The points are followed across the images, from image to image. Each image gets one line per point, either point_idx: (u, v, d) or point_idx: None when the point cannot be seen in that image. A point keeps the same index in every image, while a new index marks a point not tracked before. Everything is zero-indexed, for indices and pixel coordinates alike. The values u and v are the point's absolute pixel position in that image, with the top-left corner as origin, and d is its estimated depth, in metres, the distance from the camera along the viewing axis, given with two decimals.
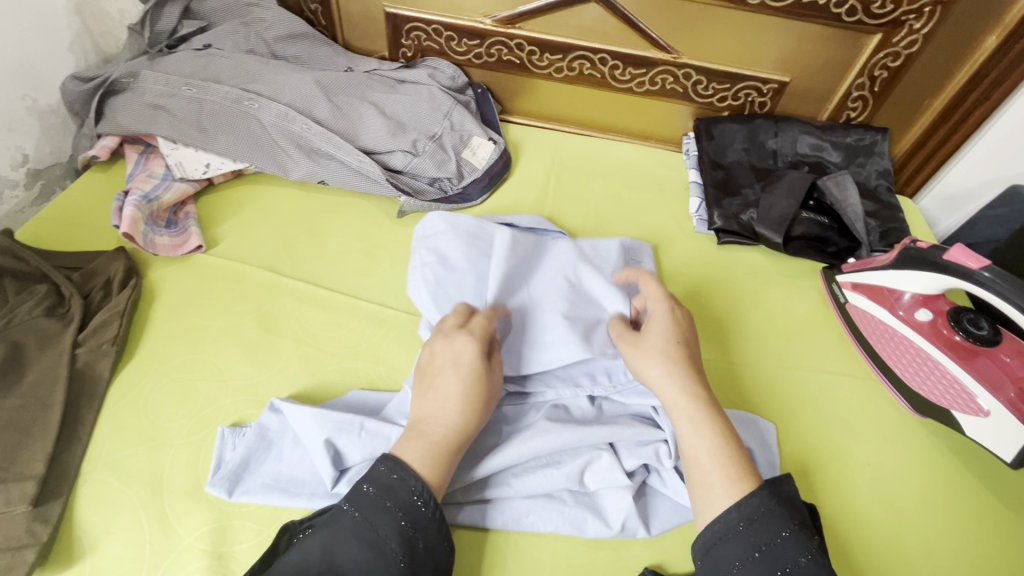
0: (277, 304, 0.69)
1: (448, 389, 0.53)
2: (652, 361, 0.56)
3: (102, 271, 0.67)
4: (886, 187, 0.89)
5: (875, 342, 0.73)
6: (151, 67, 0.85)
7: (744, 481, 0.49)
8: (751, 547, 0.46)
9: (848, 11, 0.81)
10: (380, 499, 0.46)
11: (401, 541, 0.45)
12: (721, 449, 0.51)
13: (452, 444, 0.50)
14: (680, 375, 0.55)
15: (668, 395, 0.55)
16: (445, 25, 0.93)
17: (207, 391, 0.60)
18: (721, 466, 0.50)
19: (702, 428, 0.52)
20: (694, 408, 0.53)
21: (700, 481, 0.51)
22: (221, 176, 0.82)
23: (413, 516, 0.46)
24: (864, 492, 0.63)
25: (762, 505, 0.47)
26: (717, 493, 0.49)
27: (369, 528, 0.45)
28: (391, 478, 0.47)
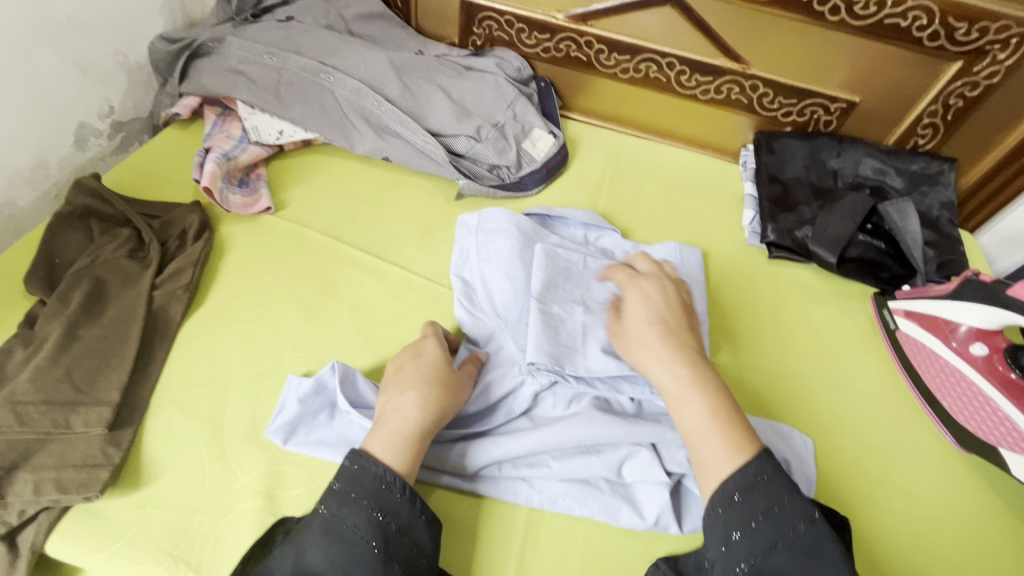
0: (338, 270, 0.72)
1: (409, 378, 0.57)
2: (642, 347, 0.57)
3: (178, 221, 0.71)
4: (948, 219, 0.87)
5: (924, 371, 0.72)
6: (236, 33, 0.88)
7: (739, 454, 0.49)
8: (748, 518, 0.46)
9: (930, 35, 0.79)
10: (343, 492, 0.48)
11: (371, 527, 0.47)
12: (714, 424, 0.51)
13: (414, 434, 0.53)
14: (671, 359, 0.55)
15: (659, 380, 0.55)
16: (518, 17, 0.94)
17: (269, 344, 0.63)
18: (716, 442, 0.50)
19: (693, 400, 0.52)
20: (680, 387, 0.53)
21: (697, 458, 0.51)
22: (292, 144, 0.86)
23: (380, 502, 0.48)
24: (900, 521, 0.62)
25: (751, 478, 0.48)
26: (712, 468, 0.49)
27: (336, 522, 0.47)
28: (354, 469, 0.50)
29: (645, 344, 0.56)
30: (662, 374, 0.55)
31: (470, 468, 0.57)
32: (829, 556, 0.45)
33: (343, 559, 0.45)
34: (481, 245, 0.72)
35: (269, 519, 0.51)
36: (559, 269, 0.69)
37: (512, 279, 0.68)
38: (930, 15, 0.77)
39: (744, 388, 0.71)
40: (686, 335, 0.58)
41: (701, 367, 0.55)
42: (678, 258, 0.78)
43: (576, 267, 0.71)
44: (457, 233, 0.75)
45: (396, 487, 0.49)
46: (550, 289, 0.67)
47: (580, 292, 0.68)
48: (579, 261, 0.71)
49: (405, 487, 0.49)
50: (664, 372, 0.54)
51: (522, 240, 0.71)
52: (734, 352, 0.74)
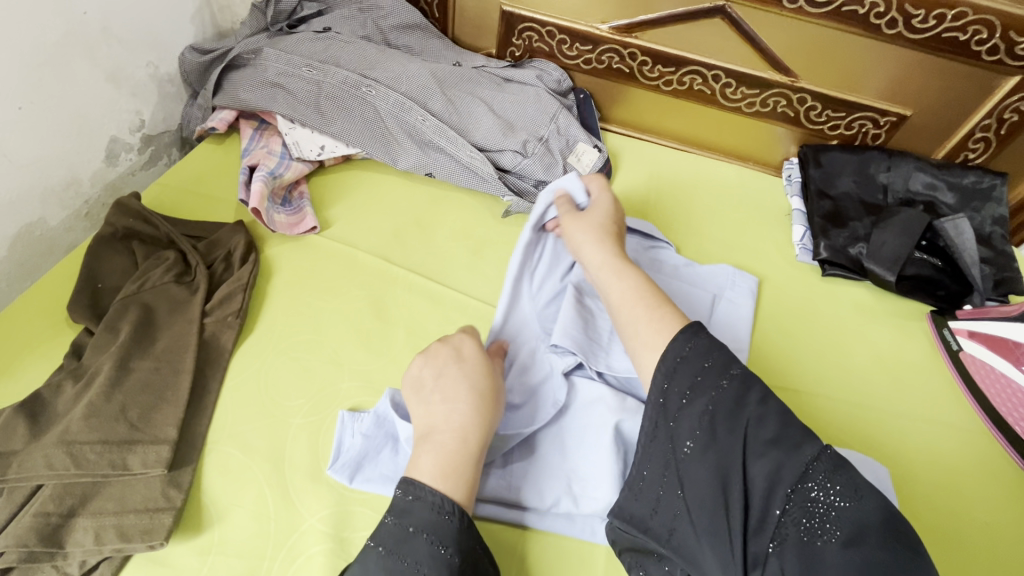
0: (389, 293, 0.69)
1: (456, 390, 0.52)
2: (583, 230, 0.62)
3: (223, 242, 0.68)
4: (1001, 235, 0.86)
5: (992, 394, 0.70)
6: (272, 44, 0.85)
7: (664, 318, 0.52)
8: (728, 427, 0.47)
9: (989, 50, 0.78)
10: (399, 528, 0.45)
11: (434, 562, 0.44)
12: (639, 291, 0.55)
13: (468, 453, 0.50)
14: (607, 245, 0.60)
15: (593, 256, 0.60)
16: (561, 28, 0.92)
17: (325, 373, 0.61)
18: (642, 307, 0.54)
19: (623, 275, 0.57)
20: (613, 263, 0.58)
21: (629, 326, 0.54)
22: (332, 159, 0.83)
23: (440, 534, 0.45)
24: (980, 551, 0.60)
25: (679, 352, 0.48)
26: (643, 332, 0.52)
27: (396, 561, 0.44)
28: (407, 500, 0.47)
29: (581, 231, 0.61)
30: (597, 252, 0.59)
31: (545, 504, 0.55)
32: (747, 415, 0.44)
33: None
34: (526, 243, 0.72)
35: (340, 564, 0.48)
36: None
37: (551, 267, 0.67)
38: (991, 29, 0.76)
39: (809, 413, 0.69)
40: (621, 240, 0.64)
41: (625, 254, 0.60)
42: (730, 282, 0.76)
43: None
44: None
45: (450, 517, 0.46)
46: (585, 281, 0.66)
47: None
48: None
49: (460, 518, 0.47)
50: (596, 250, 0.60)
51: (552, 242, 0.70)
52: (797, 376, 0.72)
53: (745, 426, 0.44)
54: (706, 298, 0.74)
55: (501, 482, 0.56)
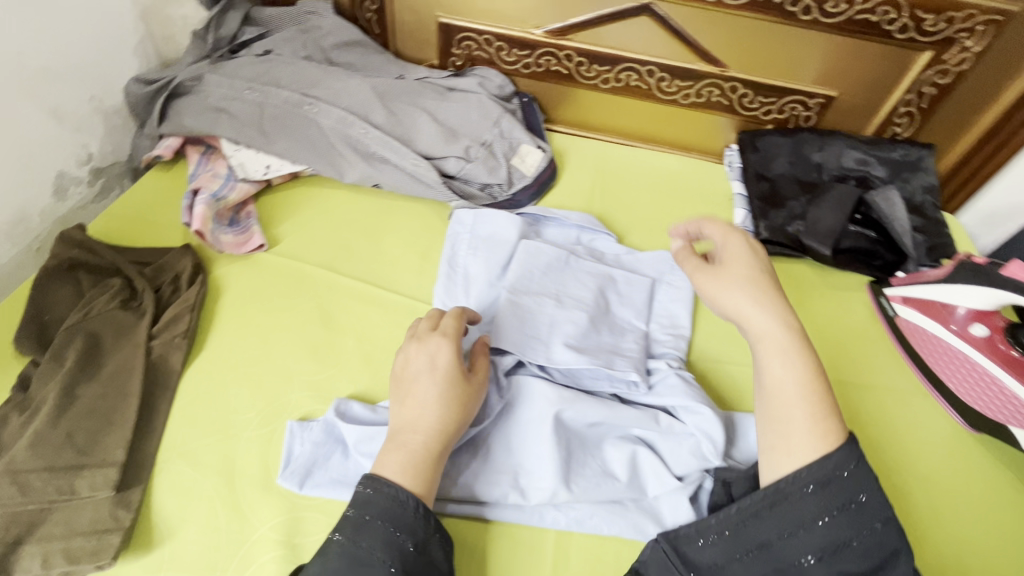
0: (338, 303, 0.70)
1: (425, 396, 0.54)
2: (737, 291, 0.57)
3: (170, 266, 0.69)
4: (931, 203, 0.89)
5: (927, 355, 0.72)
6: (213, 70, 0.87)
7: (831, 427, 0.50)
8: (822, 513, 0.47)
9: (899, 28, 0.82)
10: (357, 517, 0.47)
11: (390, 547, 0.46)
12: (809, 383, 0.51)
13: (433, 453, 0.51)
14: (772, 308, 0.55)
15: (761, 325, 0.55)
16: (497, 35, 0.95)
17: (275, 386, 0.62)
18: (806, 402, 0.51)
19: (792, 359, 0.53)
20: (789, 340, 0.53)
21: (782, 414, 0.51)
22: (279, 178, 0.84)
23: (396, 520, 0.47)
24: (920, 506, 0.62)
25: (814, 479, 0.47)
26: (797, 441, 0.49)
27: (354, 547, 0.45)
28: (366, 492, 0.49)
29: (733, 292, 0.57)
30: (762, 320, 0.55)
31: (494, 496, 0.55)
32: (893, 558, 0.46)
33: None
34: (463, 247, 0.75)
35: (292, 569, 0.49)
36: (547, 263, 0.72)
37: (489, 272, 0.72)
38: (898, 9, 0.80)
39: None
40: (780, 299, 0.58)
41: (794, 325, 0.55)
42: (668, 267, 0.78)
43: (556, 262, 0.73)
44: (449, 230, 0.77)
45: (409, 505, 0.48)
46: (521, 280, 0.70)
47: (557, 286, 0.70)
48: (561, 256, 0.73)
49: (419, 505, 0.48)
50: (771, 319, 0.55)
51: (486, 248, 0.74)
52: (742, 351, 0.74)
53: (877, 572, 0.46)
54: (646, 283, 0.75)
55: (450, 477, 0.56)
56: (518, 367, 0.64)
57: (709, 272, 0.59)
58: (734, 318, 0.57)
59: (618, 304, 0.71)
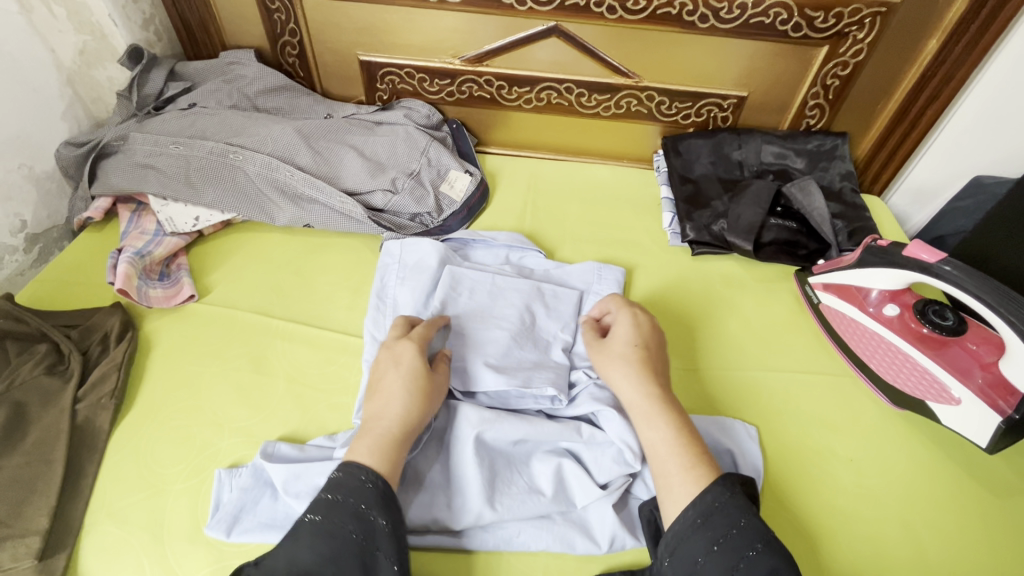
0: (270, 346, 0.71)
1: (391, 387, 0.57)
2: (614, 365, 0.62)
3: (99, 327, 0.70)
4: (851, 188, 0.93)
5: (849, 339, 0.74)
6: (139, 129, 0.89)
7: (698, 469, 0.53)
8: (710, 542, 0.48)
9: (793, 27, 0.85)
10: (329, 497, 0.49)
11: (359, 522, 0.48)
12: (674, 440, 0.55)
13: (398, 438, 0.53)
14: (638, 377, 0.60)
15: (629, 395, 0.59)
16: (417, 68, 0.97)
17: (204, 436, 0.62)
18: (676, 456, 0.54)
19: (656, 423, 0.56)
20: (651, 405, 0.58)
21: (660, 472, 0.54)
22: (210, 228, 0.86)
23: (364, 500, 0.49)
24: (848, 488, 0.63)
25: (698, 513, 0.49)
26: (676, 492, 0.52)
27: (327, 526, 0.47)
28: (338, 475, 0.51)
29: (607, 369, 0.62)
30: (630, 391, 0.59)
31: (424, 522, 0.56)
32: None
33: (329, 553, 0.46)
34: (392, 276, 0.76)
35: None
36: (470, 288, 0.74)
37: (415, 300, 0.73)
38: (788, 10, 0.83)
39: (688, 385, 0.71)
40: (660, 365, 0.62)
41: (663, 392, 0.59)
42: (595, 277, 0.79)
43: (482, 285, 0.74)
44: (380, 262, 0.79)
45: (383, 487, 0.50)
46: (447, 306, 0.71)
47: (481, 309, 0.72)
48: (486, 279, 0.75)
49: (389, 486, 0.50)
50: (635, 389, 0.59)
51: (413, 275, 0.76)
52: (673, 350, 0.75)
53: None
54: (575, 296, 0.76)
55: None
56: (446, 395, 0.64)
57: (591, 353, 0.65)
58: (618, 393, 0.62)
59: (545, 319, 0.73)
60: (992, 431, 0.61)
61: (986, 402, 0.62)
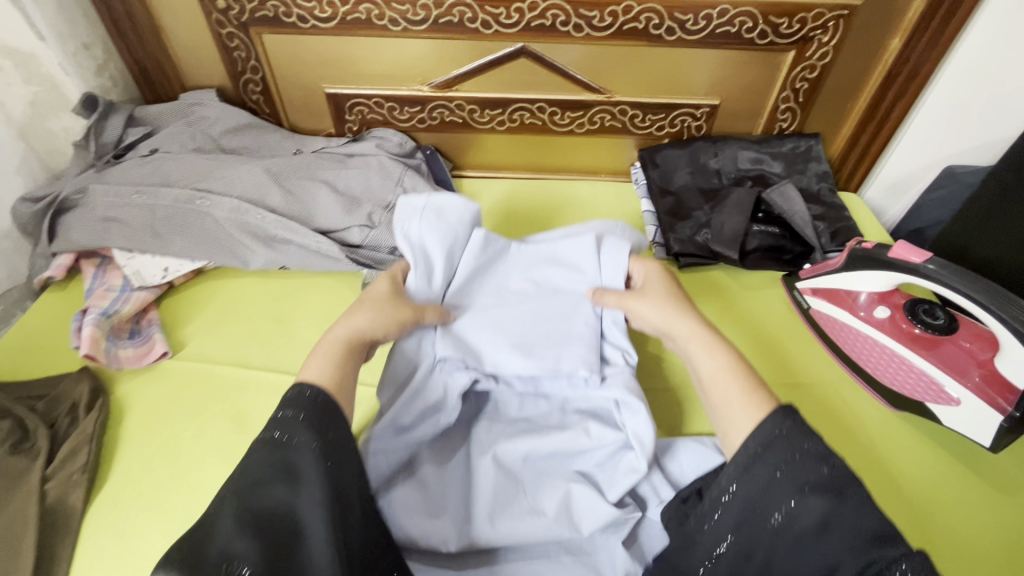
0: (252, 400, 0.68)
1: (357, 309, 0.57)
2: (660, 304, 0.60)
3: (66, 395, 0.66)
4: (828, 189, 0.93)
5: (842, 343, 0.73)
6: (99, 180, 0.85)
7: (760, 392, 0.49)
8: (773, 469, 0.43)
9: (759, 34, 0.86)
10: (279, 415, 0.45)
11: (312, 433, 0.44)
12: (736, 365, 0.52)
13: (343, 350, 0.52)
14: (688, 313, 0.59)
15: (682, 328, 0.58)
16: (385, 97, 0.96)
17: (186, 506, 0.59)
18: (735, 381, 0.51)
19: (714, 351, 0.54)
20: (706, 335, 0.56)
21: (720, 401, 0.51)
22: (181, 277, 0.82)
23: (313, 413, 0.45)
24: (897, 455, 0.65)
25: (761, 441, 0.44)
26: (739, 418, 0.48)
27: (276, 442, 0.43)
28: (295, 392, 0.47)
29: (655, 306, 0.60)
30: (682, 324, 0.58)
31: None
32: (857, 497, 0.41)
33: (281, 469, 0.42)
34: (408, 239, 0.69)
35: None
36: (491, 260, 0.69)
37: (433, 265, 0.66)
38: (753, 18, 0.84)
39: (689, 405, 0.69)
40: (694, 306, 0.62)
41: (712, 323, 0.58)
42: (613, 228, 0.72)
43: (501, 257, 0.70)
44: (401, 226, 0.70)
45: (322, 398, 0.47)
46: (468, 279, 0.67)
47: (496, 283, 0.68)
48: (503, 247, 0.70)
49: (332, 399, 0.47)
50: (689, 322, 0.58)
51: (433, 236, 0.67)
52: (669, 369, 0.74)
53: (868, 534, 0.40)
54: (588, 242, 0.68)
55: None
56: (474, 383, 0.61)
57: (631, 296, 0.63)
58: (663, 331, 0.60)
59: (563, 281, 0.68)
60: (994, 430, 0.61)
61: (984, 400, 0.62)
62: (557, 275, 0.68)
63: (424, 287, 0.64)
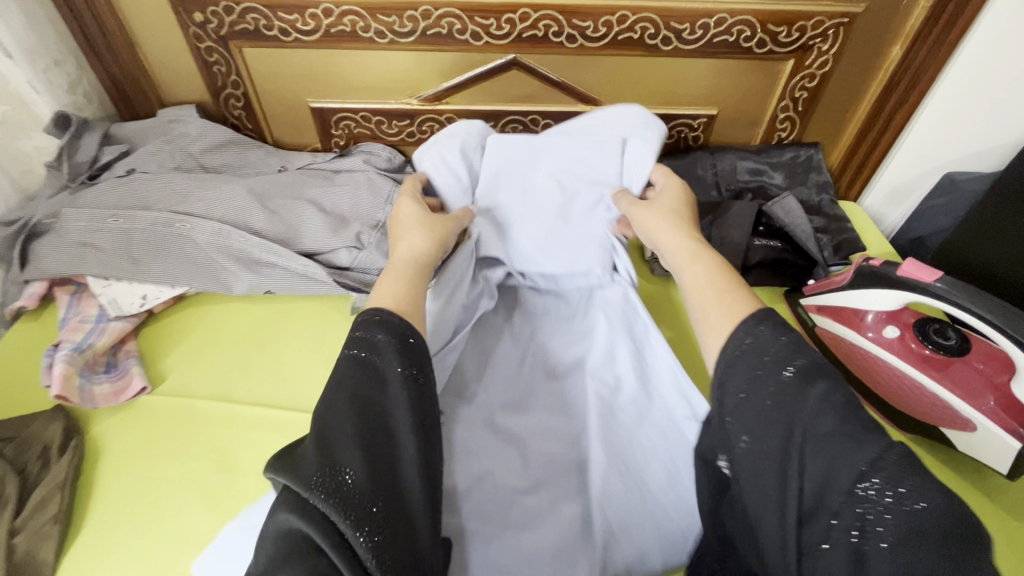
0: (236, 437, 0.65)
1: (405, 223, 0.63)
2: (661, 217, 0.63)
3: (37, 438, 0.62)
4: (829, 201, 0.91)
5: (851, 363, 0.73)
6: (73, 203, 0.81)
7: (738, 293, 0.51)
8: (764, 393, 0.42)
9: (757, 43, 0.83)
10: (363, 336, 0.46)
11: (396, 360, 0.44)
12: (718, 270, 0.55)
13: (411, 270, 0.57)
14: (686, 227, 0.61)
15: (670, 241, 0.60)
16: (373, 111, 0.92)
17: (167, 556, 0.55)
18: (715, 284, 0.53)
19: (698, 258, 0.57)
20: (694, 245, 0.58)
21: (696, 298, 0.53)
22: (161, 305, 0.79)
23: (408, 348, 0.46)
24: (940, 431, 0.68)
25: (739, 344, 0.45)
26: (715, 318, 0.49)
27: (365, 362, 0.44)
28: (372, 318, 0.47)
29: (652, 218, 0.63)
30: (671, 237, 0.60)
31: None
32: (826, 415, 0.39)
33: (364, 389, 0.42)
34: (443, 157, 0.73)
35: None
36: (511, 163, 0.73)
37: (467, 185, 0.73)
38: (751, 27, 0.81)
39: None
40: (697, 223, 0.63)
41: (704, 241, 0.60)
42: (639, 123, 0.73)
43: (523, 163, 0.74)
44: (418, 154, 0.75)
45: (403, 326, 0.47)
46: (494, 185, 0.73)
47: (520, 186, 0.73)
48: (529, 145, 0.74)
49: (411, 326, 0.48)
50: (675, 236, 0.60)
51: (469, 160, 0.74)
52: None
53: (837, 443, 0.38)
54: (614, 147, 0.72)
55: None
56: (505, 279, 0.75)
57: (637, 205, 0.66)
58: (654, 242, 0.62)
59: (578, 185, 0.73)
60: (1010, 460, 0.60)
61: (1000, 428, 0.59)
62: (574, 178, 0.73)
63: (454, 189, 0.72)
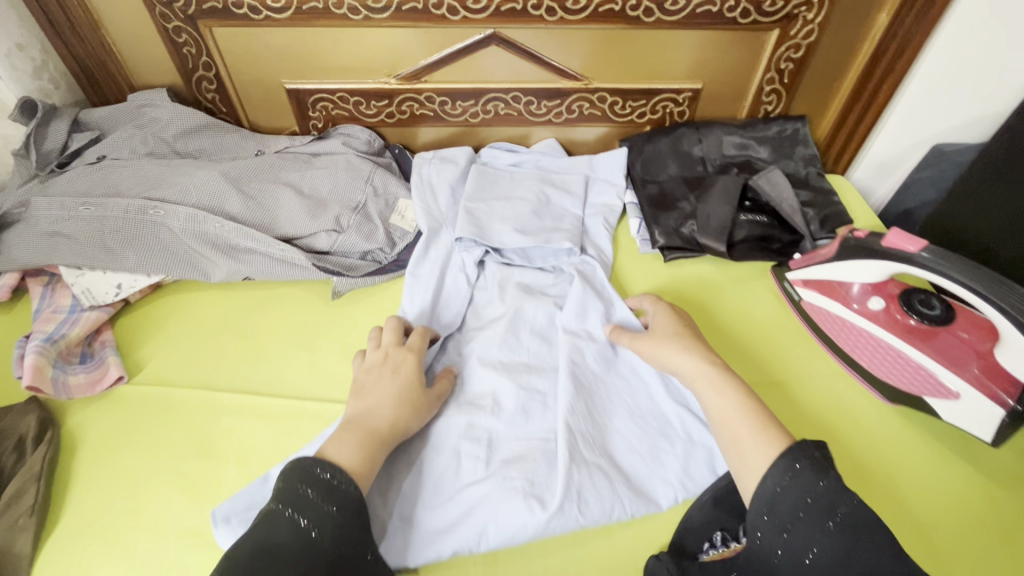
0: (215, 424, 0.64)
1: (381, 391, 0.58)
2: (670, 345, 0.60)
3: (11, 429, 0.61)
4: (816, 173, 0.90)
5: (835, 335, 0.71)
6: (42, 192, 0.79)
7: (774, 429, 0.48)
8: (802, 499, 0.41)
9: (742, 13, 0.81)
10: (310, 490, 0.44)
11: (331, 528, 0.43)
12: (745, 404, 0.52)
13: (369, 439, 0.53)
14: (696, 349, 0.59)
15: (688, 367, 0.57)
16: (350, 92, 0.90)
17: (146, 547, 0.55)
18: (747, 418, 0.50)
19: (722, 390, 0.54)
20: (715, 374, 0.55)
21: (730, 437, 0.50)
22: (137, 293, 0.77)
23: (346, 514, 0.44)
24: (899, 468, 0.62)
25: (779, 483, 0.42)
26: (753, 458, 0.47)
27: (291, 522, 0.42)
28: (328, 476, 0.46)
29: (666, 348, 0.60)
30: (688, 361, 0.58)
31: None
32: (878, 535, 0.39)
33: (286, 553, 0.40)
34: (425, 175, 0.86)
35: None
36: (491, 178, 0.87)
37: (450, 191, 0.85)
38: None
39: None
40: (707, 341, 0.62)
41: (718, 360, 0.57)
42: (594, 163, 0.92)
43: (504, 178, 0.88)
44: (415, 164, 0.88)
45: (351, 499, 0.46)
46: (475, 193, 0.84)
47: (502, 192, 0.85)
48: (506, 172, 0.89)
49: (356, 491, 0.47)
50: (694, 361, 0.57)
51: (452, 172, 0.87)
52: None
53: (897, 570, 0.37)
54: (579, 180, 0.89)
55: None
56: (484, 258, 0.79)
57: (639, 339, 0.64)
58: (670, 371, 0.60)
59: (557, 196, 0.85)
60: (994, 425, 0.59)
61: (983, 393, 0.60)
62: (554, 192, 0.86)
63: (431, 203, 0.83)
